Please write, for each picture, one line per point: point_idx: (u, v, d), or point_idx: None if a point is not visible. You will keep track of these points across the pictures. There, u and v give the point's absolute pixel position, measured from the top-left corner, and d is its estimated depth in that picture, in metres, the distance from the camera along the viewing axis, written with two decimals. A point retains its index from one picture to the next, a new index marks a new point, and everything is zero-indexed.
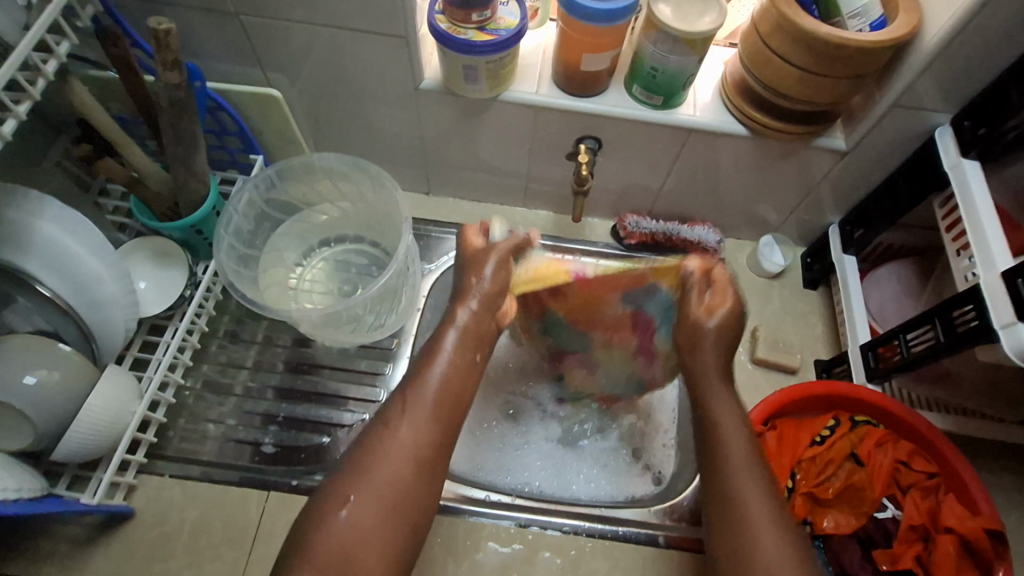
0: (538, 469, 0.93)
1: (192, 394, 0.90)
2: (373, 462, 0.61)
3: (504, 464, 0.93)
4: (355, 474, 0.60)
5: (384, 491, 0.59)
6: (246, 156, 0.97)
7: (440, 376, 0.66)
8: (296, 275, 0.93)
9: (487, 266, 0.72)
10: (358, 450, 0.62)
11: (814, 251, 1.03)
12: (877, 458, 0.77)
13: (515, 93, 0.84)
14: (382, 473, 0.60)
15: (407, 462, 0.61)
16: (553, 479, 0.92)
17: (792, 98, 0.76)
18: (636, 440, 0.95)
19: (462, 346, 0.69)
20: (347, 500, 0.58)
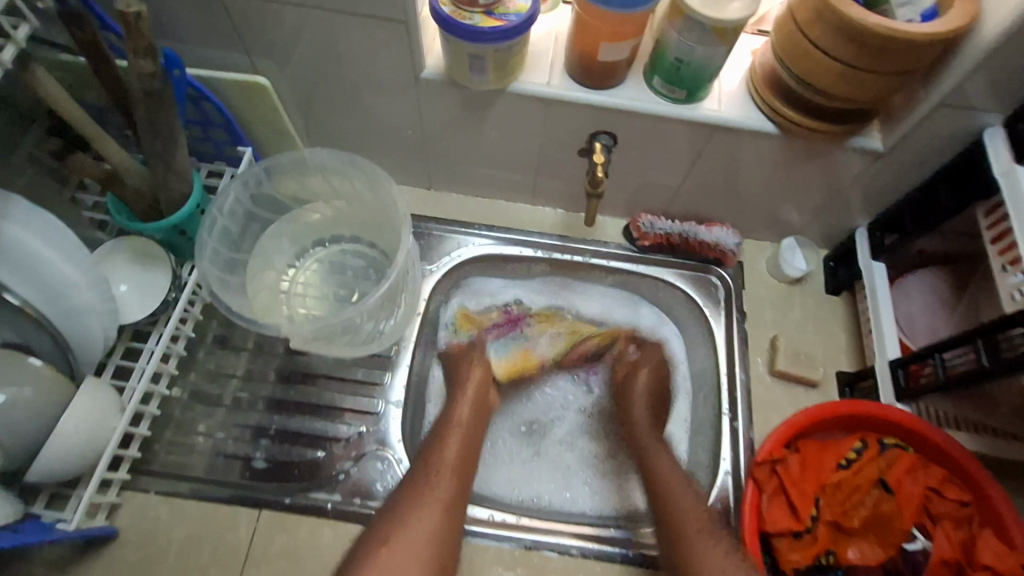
0: (540, 478, 0.89)
1: (179, 404, 0.85)
2: (409, 515, 0.69)
3: (507, 476, 0.89)
4: (393, 524, 0.68)
5: (417, 544, 0.66)
6: (233, 148, 0.90)
7: (459, 433, 0.79)
8: (288, 279, 0.87)
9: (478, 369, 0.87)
10: (402, 498, 0.71)
11: (839, 255, 0.97)
12: (907, 485, 0.72)
13: (523, 85, 0.77)
14: (417, 525, 0.68)
15: (440, 514, 0.70)
16: (556, 490, 0.88)
17: (829, 95, 0.69)
18: (639, 442, 0.92)
19: (474, 401, 0.83)
20: (387, 539, 0.66)
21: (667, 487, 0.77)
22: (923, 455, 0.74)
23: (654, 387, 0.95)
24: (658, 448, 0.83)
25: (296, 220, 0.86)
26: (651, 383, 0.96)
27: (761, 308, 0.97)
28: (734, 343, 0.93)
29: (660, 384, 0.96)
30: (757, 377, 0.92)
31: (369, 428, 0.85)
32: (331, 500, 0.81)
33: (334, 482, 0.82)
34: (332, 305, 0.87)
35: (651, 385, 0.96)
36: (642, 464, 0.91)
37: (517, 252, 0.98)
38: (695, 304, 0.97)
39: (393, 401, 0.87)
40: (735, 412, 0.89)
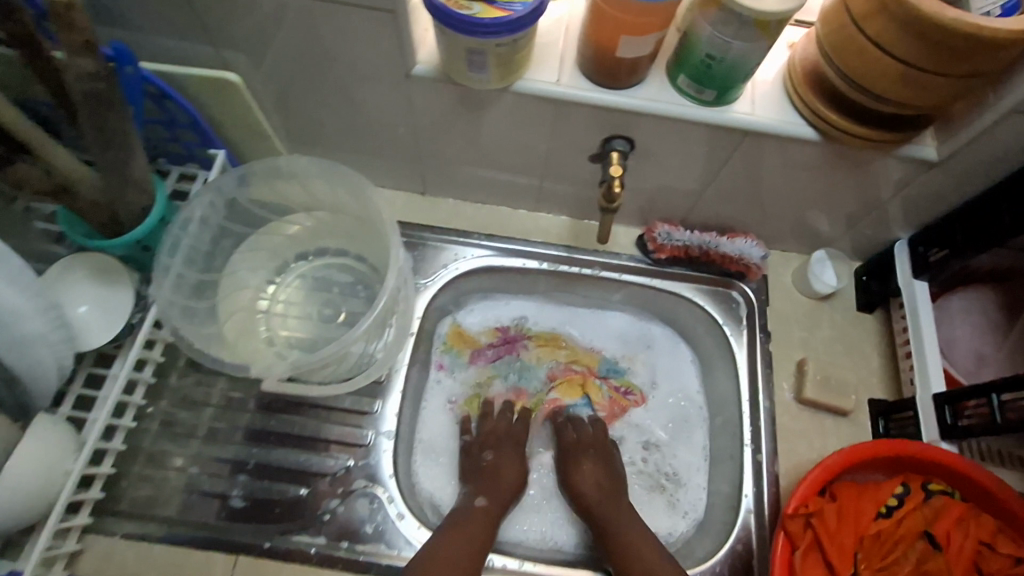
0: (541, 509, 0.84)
1: (148, 437, 0.78)
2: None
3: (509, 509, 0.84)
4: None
5: None
6: (204, 150, 0.81)
7: (469, 534, 0.71)
8: (267, 297, 0.79)
9: (510, 453, 0.81)
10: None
11: (873, 269, 0.89)
12: (956, 539, 0.65)
13: (528, 82, 0.68)
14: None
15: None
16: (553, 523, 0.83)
17: (885, 99, 0.60)
18: (657, 466, 0.87)
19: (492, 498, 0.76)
20: None
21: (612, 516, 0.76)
22: (972, 501, 0.67)
23: (676, 412, 0.90)
24: (606, 505, 0.77)
25: (273, 232, 0.78)
26: (673, 408, 0.91)
27: (787, 327, 0.89)
28: (758, 367, 0.85)
29: (683, 409, 0.90)
30: (782, 404, 0.85)
31: (357, 462, 0.78)
32: (315, 543, 0.73)
33: (319, 523, 0.74)
34: (317, 326, 0.79)
35: (674, 411, 0.90)
36: (667, 484, 0.86)
37: (520, 264, 0.90)
38: (714, 322, 0.89)
39: (384, 431, 0.80)
40: (758, 443, 0.82)
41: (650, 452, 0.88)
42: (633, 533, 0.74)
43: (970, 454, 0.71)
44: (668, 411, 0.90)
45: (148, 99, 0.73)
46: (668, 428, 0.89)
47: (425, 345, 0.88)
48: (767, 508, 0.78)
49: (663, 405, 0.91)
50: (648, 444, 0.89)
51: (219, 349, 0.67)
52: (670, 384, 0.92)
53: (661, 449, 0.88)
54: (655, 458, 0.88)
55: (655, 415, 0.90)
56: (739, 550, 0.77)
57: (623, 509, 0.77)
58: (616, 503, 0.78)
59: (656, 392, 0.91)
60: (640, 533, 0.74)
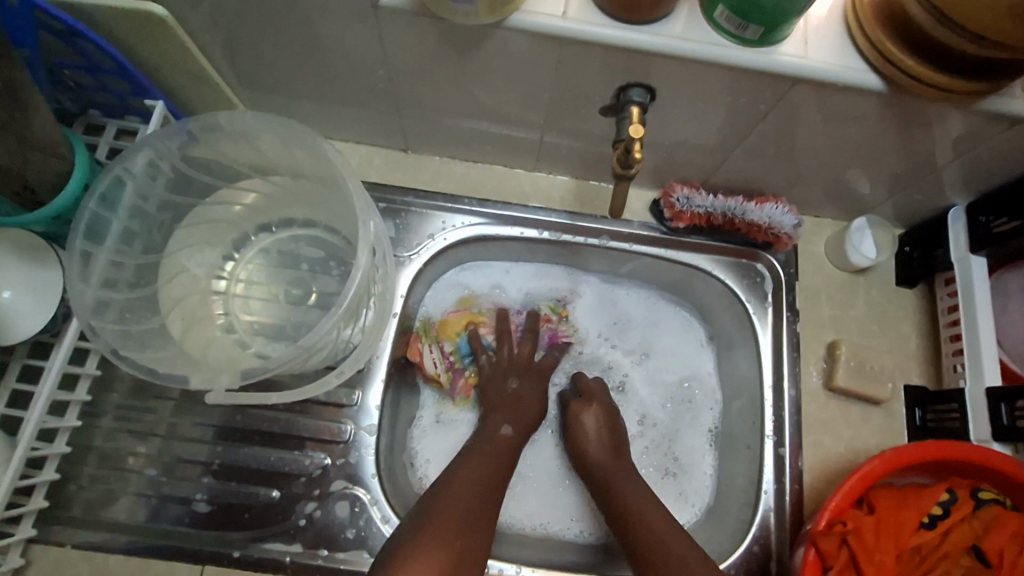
0: (551, 501, 0.78)
1: (99, 435, 0.69)
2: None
3: (523, 496, 0.77)
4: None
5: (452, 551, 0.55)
6: (138, 100, 0.67)
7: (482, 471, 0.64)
8: (226, 277, 0.68)
9: (518, 377, 0.76)
10: (400, 546, 0.55)
11: (917, 239, 0.78)
12: (1010, 556, 0.58)
13: (528, 15, 0.54)
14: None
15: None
16: (549, 514, 0.77)
17: (984, 37, 0.48)
18: (659, 448, 0.81)
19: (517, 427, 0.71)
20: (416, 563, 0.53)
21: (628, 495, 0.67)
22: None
23: (683, 392, 0.83)
24: (607, 460, 0.71)
25: (226, 203, 0.67)
26: (673, 388, 0.83)
27: (817, 305, 0.79)
28: (784, 351, 0.76)
29: (686, 384, 0.83)
30: (809, 391, 0.76)
31: (335, 460, 0.70)
32: (291, 551, 0.66)
33: (294, 528, 0.67)
34: (284, 310, 0.69)
35: (674, 392, 0.83)
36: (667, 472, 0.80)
37: (517, 233, 0.79)
38: (735, 300, 0.79)
39: (366, 425, 0.71)
40: (781, 435, 0.74)
41: (648, 428, 0.81)
42: (641, 501, 0.67)
43: (1017, 453, 0.64)
44: (664, 390, 0.83)
45: (56, 37, 0.59)
46: (672, 410, 0.82)
47: (408, 328, 0.78)
48: (788, 507, 0.71)
49: (659, 383, 0.83)
50: (644, 420, 0.82)
51: (160, 349, 0.57)
52: (668, 362, 0.84)
53: (660, 429, 0.81)
54: (651, 437, 0.81)
55: (654, 387, 0.83)
56: (757, 551, 0.70)
57: (624, 466, 0.71)
58: (623, 467, 0.71)
59: (649, 366, 0.84)
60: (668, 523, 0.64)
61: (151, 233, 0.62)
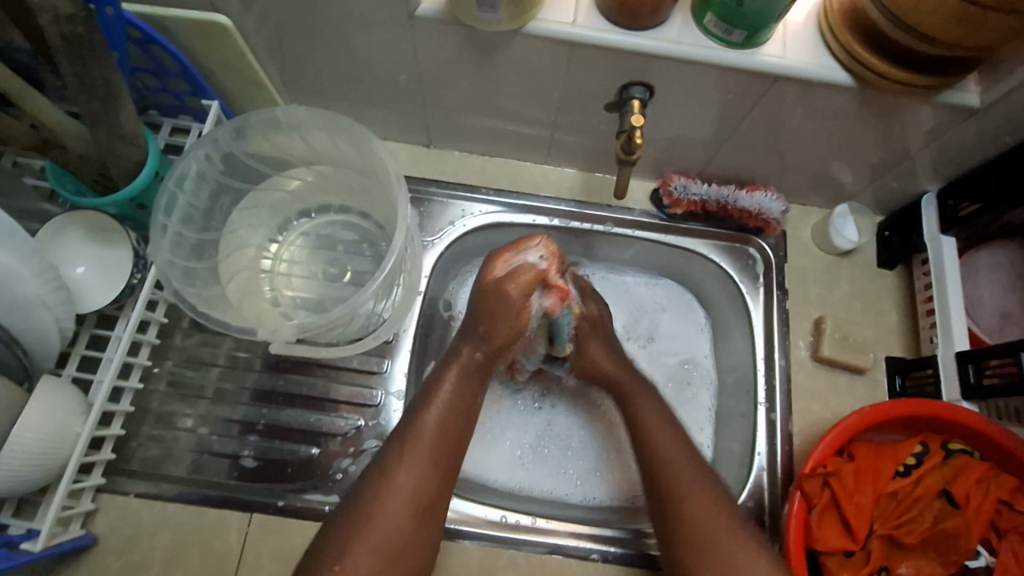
0: (540, 462, 0.84)
1: (156, 397, 0.77)
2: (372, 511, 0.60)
3: (548, 463, 0.84)
4: (356, 523, 0.59)
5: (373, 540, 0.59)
6: (196, 100, 0.76)
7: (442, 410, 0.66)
8: (270, 256, 0.76)
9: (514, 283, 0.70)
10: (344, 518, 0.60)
11: (895, 224, 0.85)
12: (975, 497, 0.65)
13: (543, 23, 0.63)
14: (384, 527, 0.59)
15: (404, 515, 0.61)
16: (569, 479, 0.83)
17: (934, 39, 0.56)
18: None
19: (482, 362, 0.71)
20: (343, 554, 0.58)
21: (656, 443, 0.70)
22: (990, 461, 0.66)
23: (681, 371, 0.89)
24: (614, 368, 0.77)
25: (272, 189, 0.75)
26: (673, 368, 0.89)
27: (805, 284, 0.86)
28: (774, 325, 0.83)
29: (687, 366, 0.90)
30: (797, 362, 0.83)
31: (368, 421, 0.78)
32: (328, 501, 0.74)
33: (331, 481, 0.75)
34: (322, 286, 0.77)
35: (675, 371, 0.89)
36: None
37: (530, 220, 0.87)
38: (729, 280, 0.86)
39: (394, 391, 0.79)
40: (772, 402, 0.81)
41: None
42: (653, 423, 0.71)
43: (984, 411, 0.71)
44: (666, 370, 0.89)
45: (133, 44, 0.68)
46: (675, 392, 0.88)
47: (431, 307, 0.86)
48: (778, 466, 0.78)
49: (660, 364, 0.90)
50: None
51: (223, 312, 0.65)
52: (668, 345, 0.91)
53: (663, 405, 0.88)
54: None
55: (657, 368, 0.89)
56: (751, 506, 0.77)
57: (631, 380, 0.76)
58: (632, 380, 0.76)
59: (651, 349, 0.90)
60: (698, 480, 0.66)
61: (210, 215, 0.71)
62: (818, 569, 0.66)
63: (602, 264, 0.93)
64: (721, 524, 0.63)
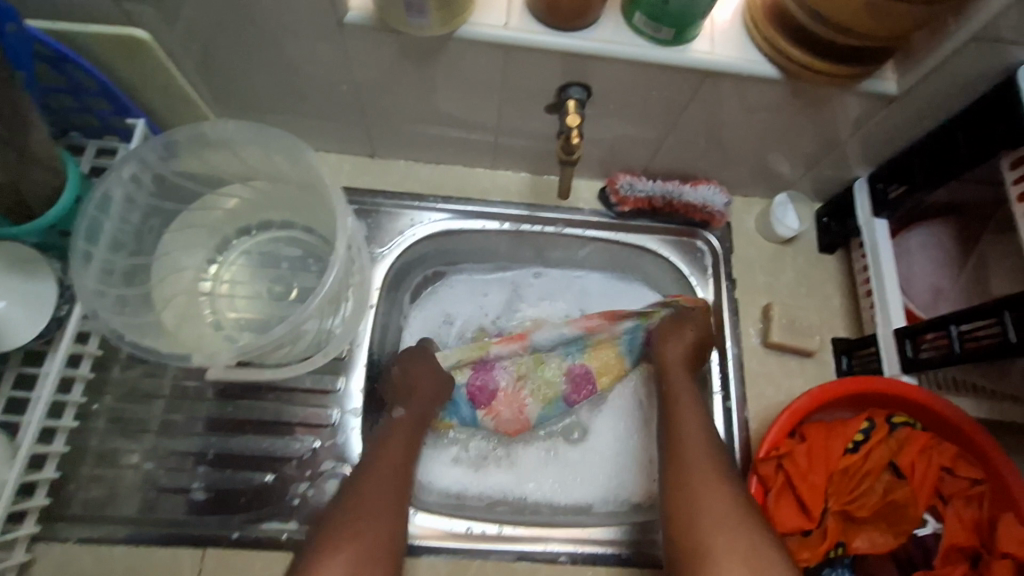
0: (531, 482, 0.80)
1: (96, 435, 0.73)
2: (354, 522, 0.60)
3: (567, 472, 0.81)
4: (348, 522, 0.60)
5: (370, 536, 0.60)
6: (120, 120, 0.73)
7: (395, 455, 0.68)
8: (210, 279, 0.73)
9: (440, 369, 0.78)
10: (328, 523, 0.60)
11: (833, 210, 0.89)
12: (920, 467, 0.67)
13: (475, 27, 0.62)
14: (371, 521, 0.61)
15: (366, 546, 0.59)
16: (593, 484, 0.81)
17: (850, 29, 0.58)
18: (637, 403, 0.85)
19: (427, 398, 0.74)
20: (338, 546, 0.58)
21: (688, 442, 0.67)
22: (931, 431, 0.69)
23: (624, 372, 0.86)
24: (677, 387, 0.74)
25: (208, 208, 0.72)
26: None
27: (751, 273, 0.88)
28: (726, 315, 0.85)
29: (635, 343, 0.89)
30: (750, 350, 0.85)
31: (324, 442, 0.75)
32: (286, 529, 0.71)
33: (289, 508, 0.72)
34: (268, 305, 0.74)
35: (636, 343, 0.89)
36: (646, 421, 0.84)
37: (480, 226, 0.86)
38: (680, 275, 0.88)
39: (351, 408, 0.77)
40: (727, 390, 0.82)
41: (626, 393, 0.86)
42: (687, 420, 0.70)
43: (925, 383, 0.74)
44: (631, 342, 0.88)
45: (43, 63, 0.65)
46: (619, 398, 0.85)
47: (385, 321, 0.84)
48: (738, 452, 0.79)
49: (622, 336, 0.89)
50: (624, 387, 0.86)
51: (159, 338, 0.62)
52: None
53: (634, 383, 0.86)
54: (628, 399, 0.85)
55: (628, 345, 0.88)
56: None
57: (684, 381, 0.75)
58: (684, 387, 0.74)
59: None
60: (698, 435, 0.67)
61: (140, 239, 0.68)
62: None
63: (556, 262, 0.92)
64: (729, 557, 0.56)
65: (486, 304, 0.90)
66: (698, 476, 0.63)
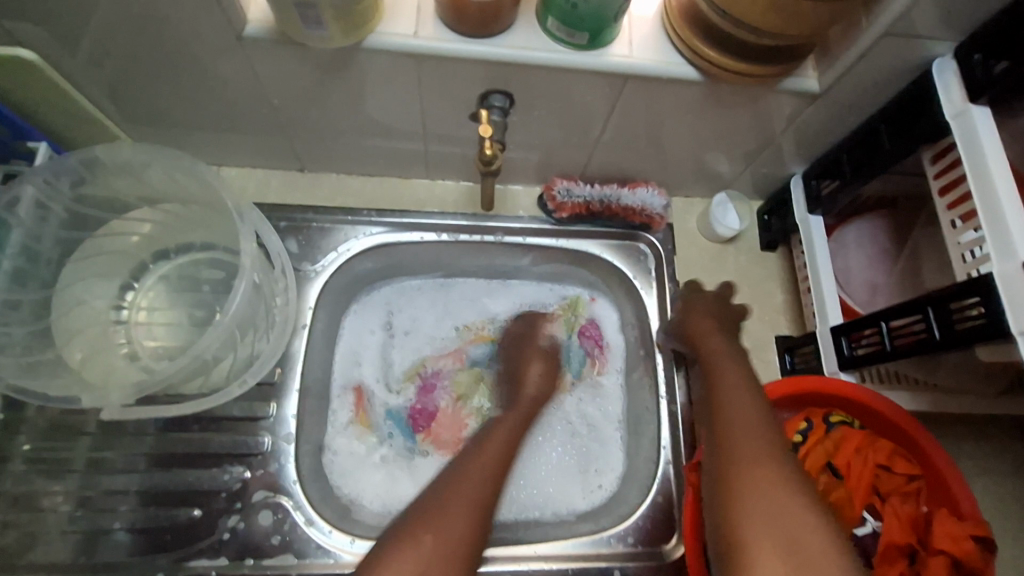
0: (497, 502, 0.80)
1: (9, 478, 0.69)
2: (439, 515, 0.57)
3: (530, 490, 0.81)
4: (425, 524, 0.56)
5: (455, 534, 0.56)
6: (20, 144, 0.69)
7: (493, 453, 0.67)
8: (127, 306, 0.70)
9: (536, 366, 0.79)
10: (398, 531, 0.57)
11: (773, 206, 0.88)
12: (856, 466, 0.67)
13: (383, 37, 0.60)
14: (456, 517, 0.57)
15: (447, 542, 0.56)
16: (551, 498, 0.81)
17: (760, 30, 0.57)
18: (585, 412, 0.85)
19: (545, 376, 0.79)
20: (416, 541, 0.55)
21: (734, 412, 0.59)
22: (869, 429, 0.69)
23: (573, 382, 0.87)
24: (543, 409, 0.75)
25: (120, 234, 0.69)
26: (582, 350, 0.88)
27: (694, 274, 0.88)
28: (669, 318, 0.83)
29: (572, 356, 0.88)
30: None
31: (254, 472, 0.72)
32: (216, 565, 0.68)
33: (218, 544, 0.69)
34: (189, 332, 0.71)
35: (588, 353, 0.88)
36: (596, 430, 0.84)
37: (417, 238, 0.83)
38: (623, 278, 0.85)
39: (284, 435, 0.74)
40: (673, 395, 0.80)
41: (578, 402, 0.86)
42: (731, 392, 0.62)
43: (865, 378, 0.74)
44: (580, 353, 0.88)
45: None
46: (551, 413, 0.85)
47: (323, 341, 0.81)
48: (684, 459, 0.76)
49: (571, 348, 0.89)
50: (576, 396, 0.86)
51: (61, 377, 0.59)
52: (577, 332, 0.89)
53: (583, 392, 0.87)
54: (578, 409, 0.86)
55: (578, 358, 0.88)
56: (661, 501, 0.75)
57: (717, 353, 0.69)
58: (723, 362, 0.67)
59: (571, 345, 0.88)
60: (744, 400, 0.60)
61: (43, 270, 0.64)
62: None
63: (436, 274, 0.89)
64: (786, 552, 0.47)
65: (366, 351, 0.85)
66: (761, 471, 0.53)
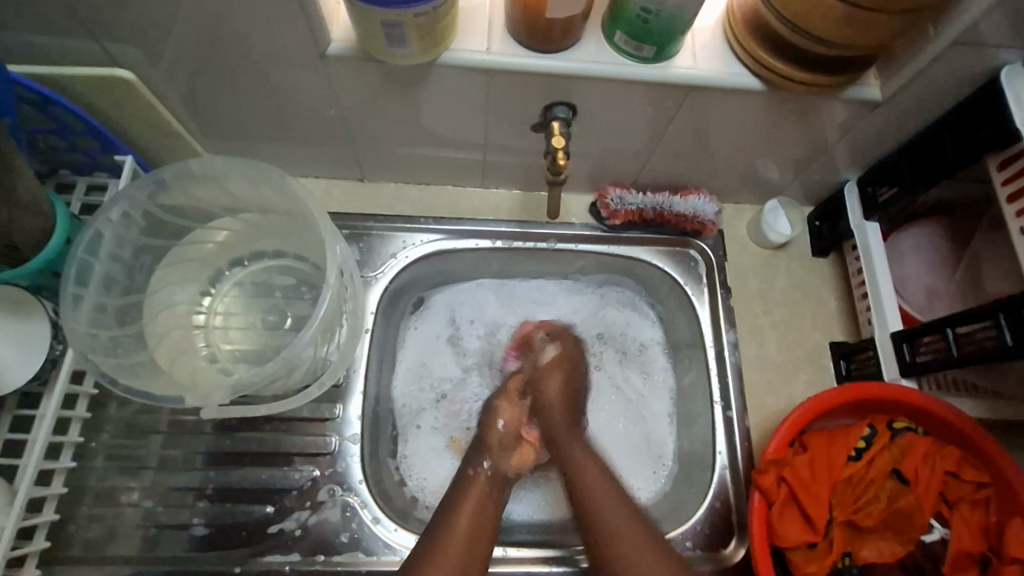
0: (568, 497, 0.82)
1: (95, 473, 0.73)
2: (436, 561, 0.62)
3: None
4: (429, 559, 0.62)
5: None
6: (108, 156, 0.73)
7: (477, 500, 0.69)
8: (204, 311, 0.73)
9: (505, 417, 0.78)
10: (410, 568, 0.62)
11: (824, 213, 0.89)
12: (923, 473, 0.67)
13: (457, 53, 0.63)
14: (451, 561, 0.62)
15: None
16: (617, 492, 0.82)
17: (827, 43, 0.59)
18: (639, 411, 0.87)
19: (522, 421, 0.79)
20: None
21: (590, 490, 0.69)
22: (934, 436, 0.69)
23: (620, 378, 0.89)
24: (564, 424, 0.77)
25: (199, 242, 0.72)
26: (625, 350, 0.90)
27: (745, 281, 0.89)
28: (721, 324, 0.84)
29: (636, 353, 0.90)
30: (747, 360, 0.85)
31: (324, 471, 0.75)
32: (289, 561, 0.71)
33: (291, 541, 0.72)
34: (262, 335, 0.74)
35: (635, 355, 0.89)
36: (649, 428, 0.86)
37: (473, 245, 0.85)
38: (675, 284, 0.86)
39: (350, 435, 0.76)
40: (728, 401, 0.81)
41: (630, 401, 0.87)
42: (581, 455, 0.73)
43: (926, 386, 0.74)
44: (624, 355, 0.90)
45: (28, 106, 0.65)
46: (608, 409, 0.87)
47: (383, 344, 0.84)
48: (741, 464, 0.77)
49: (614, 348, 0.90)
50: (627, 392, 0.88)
51: (150, 378, 0.63)
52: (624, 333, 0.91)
53: (637, 392, 0.88)
54: (630, 409, 0.87)
55: (623, 358, 0.90)
56: (718, 507, 0.76)
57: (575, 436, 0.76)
58: (568, 428, 0.76)
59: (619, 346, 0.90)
60: (597, 478, 0.69)
61: (130, 276, 0.68)
62: (786, 565, 0.66)
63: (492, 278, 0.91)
64: None
65: (434, 344, 0.88)
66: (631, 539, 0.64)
